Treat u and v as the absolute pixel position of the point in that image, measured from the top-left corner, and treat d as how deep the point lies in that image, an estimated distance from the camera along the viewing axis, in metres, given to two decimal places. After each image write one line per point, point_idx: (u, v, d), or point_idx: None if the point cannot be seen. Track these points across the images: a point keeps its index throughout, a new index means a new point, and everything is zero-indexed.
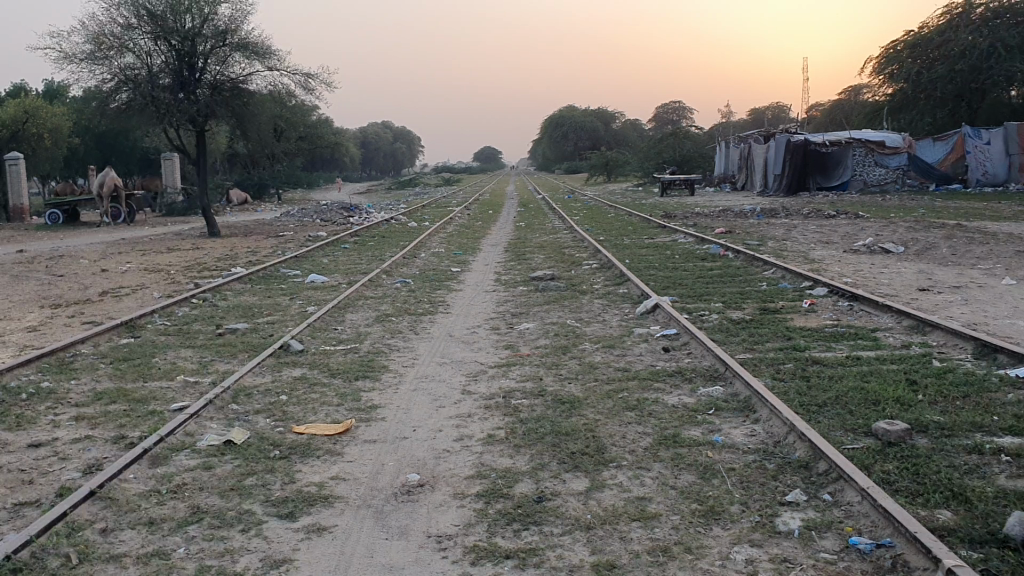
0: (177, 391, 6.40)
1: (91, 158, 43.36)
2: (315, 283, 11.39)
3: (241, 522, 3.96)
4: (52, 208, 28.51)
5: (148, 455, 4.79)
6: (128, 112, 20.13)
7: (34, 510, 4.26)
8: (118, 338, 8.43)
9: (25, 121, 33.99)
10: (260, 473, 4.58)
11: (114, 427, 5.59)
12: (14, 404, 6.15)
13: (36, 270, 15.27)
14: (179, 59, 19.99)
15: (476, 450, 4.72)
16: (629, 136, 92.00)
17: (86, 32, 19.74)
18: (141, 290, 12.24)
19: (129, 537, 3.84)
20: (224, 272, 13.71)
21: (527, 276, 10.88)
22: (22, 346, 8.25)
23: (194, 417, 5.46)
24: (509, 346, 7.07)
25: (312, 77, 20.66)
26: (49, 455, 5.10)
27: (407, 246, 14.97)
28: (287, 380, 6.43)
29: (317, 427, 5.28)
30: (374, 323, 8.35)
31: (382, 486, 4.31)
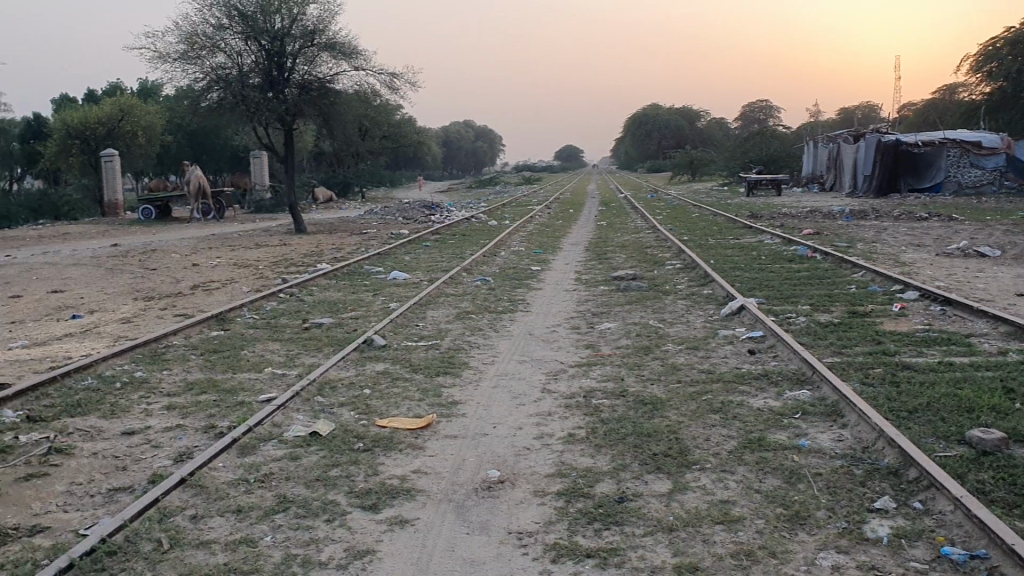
0: (265, 382, 6.56)
1: (183, 155, 44.77)
2: (397, 280, 11.54)
3: (326, 512, 4.04)
4: (146, 203, 29.48)
5: (238, 445, 4.94)
6: (219, 109, 20.75)
7: (128, 495, 4.43)
8: (209, 330, 8.68)
9: (120, 119, 35.41)
10: (345, 464, 4.67)
11: (204, 416, 5.76)
12: (110, 393, 6.40)
13: (131, 263, 15.78)
14: (269, 59, 20.51)
15: (556, 449, 4.71)
16: (714, 136, 90.73)
17: (180, 32, 20.43)
18: (230, 284, 12.58)
19: (218, 524, 3.95)
20: (309, 267, 14.03)
21: (608, 276, 10.79)
22: (117, 336, 8.58)
23: (282, 409, 5.60)
24: (590, 345, 7.04)
25: (397, 76, 20.97)
26: (142, 443, 5.29)
27: (488, 245, 15.03)
28: (370, 374, 6.53)
29: (399, 421, 5.35)
30: (455, 320, 8.43)
31: (463, 481, 4.34)
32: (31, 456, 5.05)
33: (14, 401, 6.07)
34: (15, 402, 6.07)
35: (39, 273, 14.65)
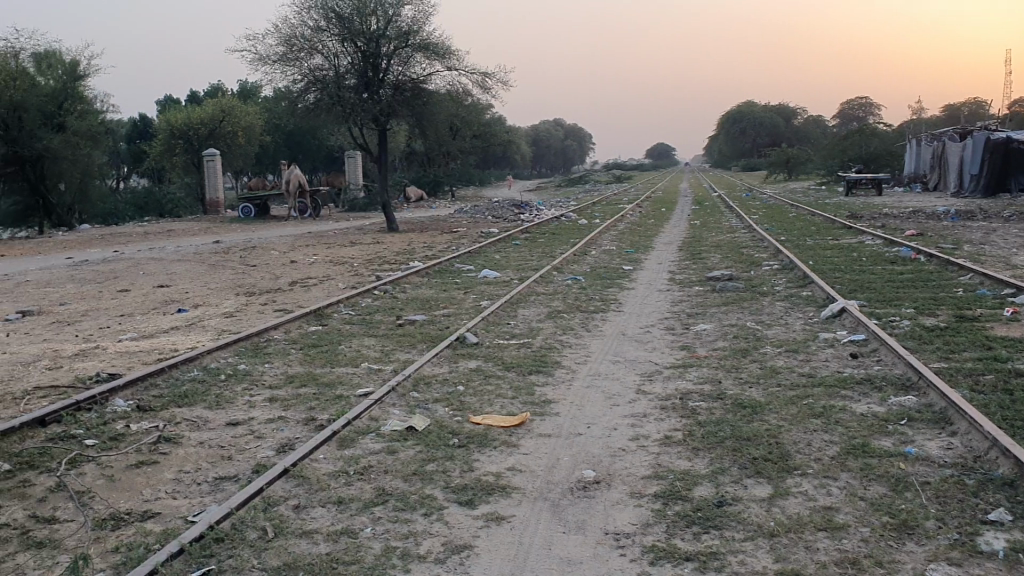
0: (362, 376, 6.70)
1: (281, 154, 45.95)
2: (488, 278, 11.62)
3: (423, 506, 4.09)
4: (246, 202, 30.38)
5: (337, 437, 5.05)
6: (316, 110, 21.25)
7: (233, 484, 4.57)
8: (307, 325, 8.90)
9: (221, 119, 36.50)
10: (441, 459, 4.72)
11: (304, 409, 5.90)
12: (214, 384, 6.62)
13: (231, 260, 16.27)
14: (364, 60, 20.88)
15: (653, 450, 4.67)
16: (810, 134, 88.58)
17: (279, 34, 20.96)
18: (327, 280, 12.86)
19: (320, 515, 4.04)
20: (403, 265, 14.22)
21: (703, 276, 10.67)
22: (221, 330, 8.88)
23: (379, 403, 5.70)
24: (685, 347, 6.97)
25: (490, 75, 21.09)
26: (246, 434, 5.44)
27: (579, 244, 14.99)
28: (463, 371, 6.58)
29: (493, 418, 5.37)
30: (546, 319, 8.43)
31: (558, 480, 4.34)
32: (142, 444, 5.26)
33: (125, 391, 6.33)
34: (126, 392, 6.34)
35: (146, 268, 15.23)
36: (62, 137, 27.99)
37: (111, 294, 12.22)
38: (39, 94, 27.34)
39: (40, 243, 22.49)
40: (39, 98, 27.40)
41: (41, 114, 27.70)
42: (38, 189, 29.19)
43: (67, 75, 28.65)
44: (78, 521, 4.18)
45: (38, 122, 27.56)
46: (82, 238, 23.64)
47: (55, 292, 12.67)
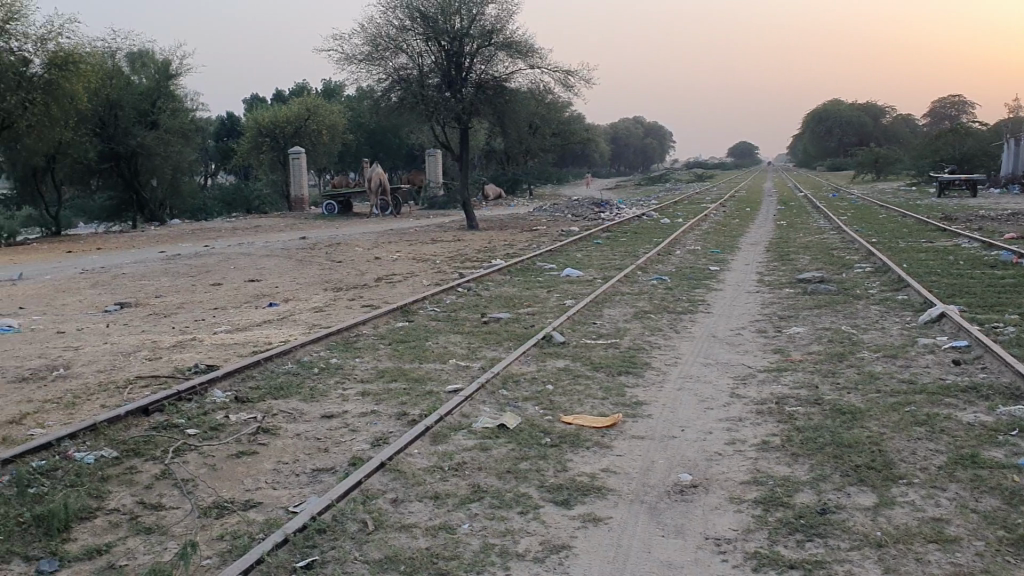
0: (450, 373, 6.73)
1: (363, 152, 46.63)
2: (571, 276, 11.60)
3: (519, 504, 4.09)
4: (329, 200, 30.96)
5: (430, 433, 5.10)
6: (398, 108, 21.57)
7: (331, 477, 4.66)
8: (394, 321, 9.02)
9: (307, 118, 37.19)
10: (534, 458, 4.71)
11: (397, 404, 5.96)
12: (308, 377, 6.76)
13: (317, 255, 16.61)
14: (447, 59, 21.04)
15: (751, 455, 4.60)
16: (900, 133, 86.06)
17: (365, 34, 21.35)
18: (411, 277, 13.01)
19: (417, 509, 4.08)
20: (485, 262, 14.30)
21: (793, 278, 10.46)
22: (312, 324, 9.06)
23: (469, 400, 5.73)
24: (779, 350, 6.85)
25: (572, 74, 21.03)
26: (340, 426, 5.54)
27: (663, 243, 14.85)
28: (551, 370, 6.56)
29: (585, 418, 5.32)
30: (634, 319, 8.36)
31: (654, 482, 4.30)
32: (241, 434, 5.40)
33: (223, 382, 6.50)
34: (224, 383, 6.50)
35: (237, 263, 15.62)
36: (156, 135, 28.89)
37: (204, 288, 12.57)
38: (134, 92, 28.22)
39: (135, 237, 23.22)
40: (135, 96, 28.29)
41: (136, 111, 28.58)
42: (132, 185, 30.20)
43: (160, 74, 29.48)
44: (184, 509, 4.32)
45: (133, 120, 28.47)
46: (173, 232, 24.40)
47: (151, 284, 13.08)
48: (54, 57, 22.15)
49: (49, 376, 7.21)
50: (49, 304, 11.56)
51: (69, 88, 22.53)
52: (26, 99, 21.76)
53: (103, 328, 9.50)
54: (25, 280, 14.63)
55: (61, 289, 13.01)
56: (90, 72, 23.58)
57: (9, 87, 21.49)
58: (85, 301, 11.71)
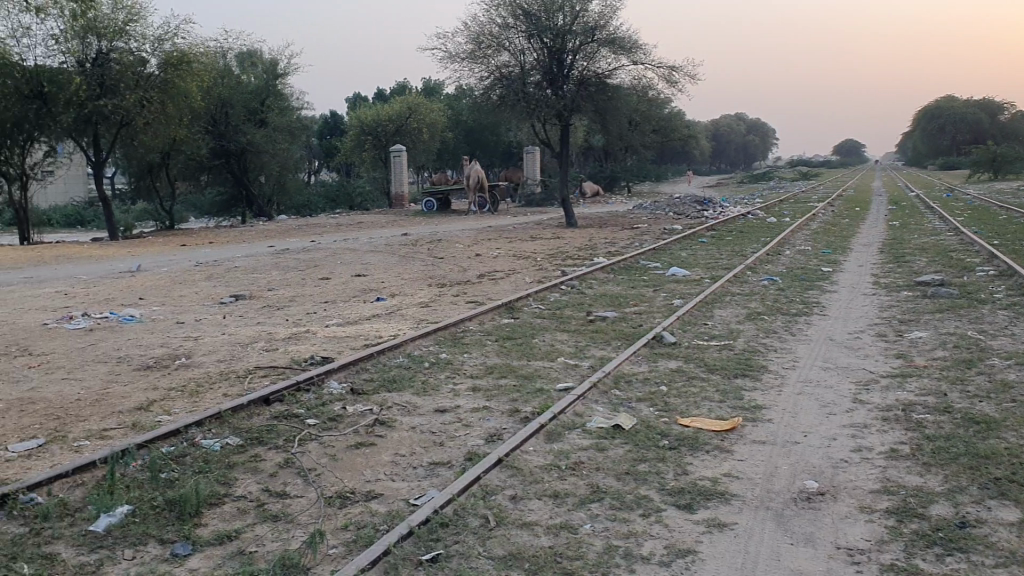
0: (560, 371, 6.70)
1: (463, 149, 47.07)
2: (677, 275, 11.45)
3: (640, 506, 4.04)
4: (429, 196, 31.37)
5: (545, 431, 5.08)
6: (500, 106, 21.64)
7: (448, 471, 4.70)
8: (500, 317, 9.06)
9: (408, 117, 37.69)
10: (653, 460, 4.64)
11: (509, 400, 5.97)
12: (419, 371, 6.84)
13: (421, 252, 16.83)
14: (550, 56, 21.02)
15: (878, 463, 4.45)
16: (1018, 130, 82.29)
17: (469, 32, 21.55)
18: (514, 274, 13.00)
19: (537, 507, 4.06)
20: (589, 260, 14.24)
21: (911, 281, 10.08)
22: (420, 319, 9.18)
23: (582, 399, 5.70)
24: (902, 354, 6.61)
25: (677, 70, 20.73)
26: (454, 421, 5.58)
27: (770, 243, 14.53)
28: (664, 371, 6.47)
29: (703, 420, 5.23)
30: (746, 321, 8.18)
31: (779, 489, 4.19)
32: (359, 426, 5.51)
33: (338, 373, 6.64)
34: (339, 375, 6.64)
35: (342, 258, 15.96)
36: (265, 132, 29.71)
37: (312, 282, 12.85)
38: (244, 92, 29.07)
39: (243, 232, 23.96)
40: (245, 96, 29.16)
41: (246, 110, 29.49)
42: (241, 181, 31.20)
43: (268, 73, 30.26)
44: (309, 499, 4.42)
45: (243, 118, 29.38)
46: (279, 228, 25.04)
47: (262, 278, 13.45)
48: (169, 58, 22.99)
49: (172, 365, 7.48)
50: (168, 295, 12.01)
51: (183, 87, 23.36)
52: (144, 98, 22.68)
53: (220, 319, 9.81)
54: (144, 272, 15.26)
55: (178, 281, 13.50)
56: (204, 71, 24.39)
57: (128, 86, 22.44)
58: (202, 292, 12.12)
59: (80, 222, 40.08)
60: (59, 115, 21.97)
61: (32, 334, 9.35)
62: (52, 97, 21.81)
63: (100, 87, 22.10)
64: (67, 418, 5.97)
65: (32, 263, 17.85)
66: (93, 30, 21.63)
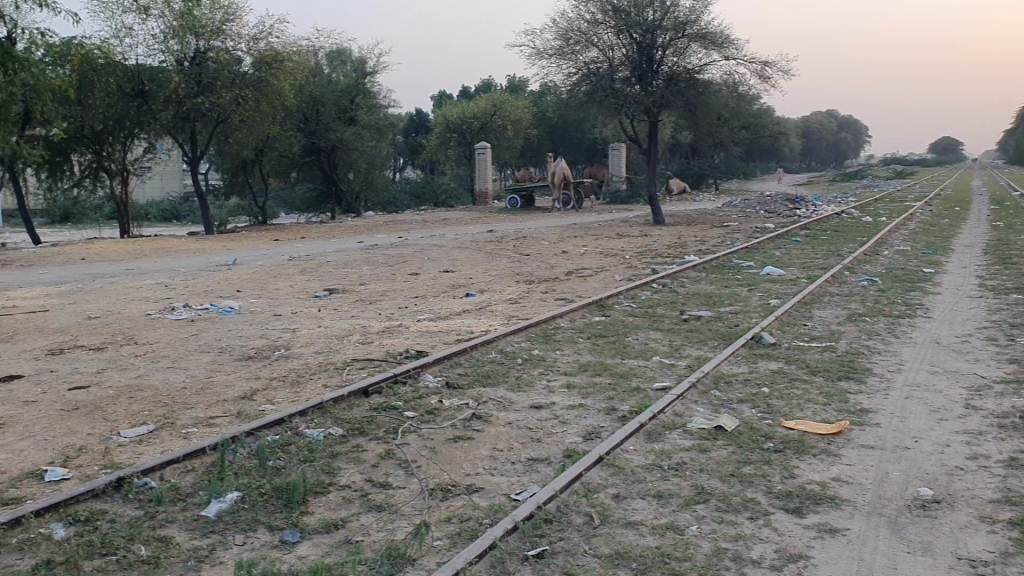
0: (656, 370, 6.62)
1: (548, 146, 47.06)
2: (772, 275, 11.22)
3: (748, 509, 3.96)
4: (513, 193, 31.48)
5: (645, 431, 5.02)
6: (587, 102, 21.53)
7: (547, 468, 4.69)
8: (591, 315, 9.03)
9: (493, 114, 37.80)
10: (758, 463, 4.55)
11: (605, 398, 5.94)
12: (513, 367, 6.85)
13: (508, 248, 16.89)
14: (639, 51, 20.84)
15: (997, 472, 4.27)
16: None
17: (557, 28, 21.53)
18: (602, 272, 12.92)
19: (642, 507, 4.03)
20: (679, 258, 14.09)
21: (1021, 284, 9.69)
22: (511, 315, 9.21)
23: (681, 399, 5.62)
24: (1015, 360, 6.36)
25: (770, 65, 20.32)
26: (551, 418, 5.57)
27: (868, 243, 14.14)
28: (765, 372, 6.35)
29: (808, 424, 5.11)
30: (847, 322, 7.97)
31: (891, 495, 4.06)
32: (457, 420, 5.54)
33: (434, 367, 6.71)
34: (435, 369, 6.71)
35: (430, 253, 16.12)
36: (354, 130, 30.16)
37: (403, 277, 13.00)
38: (335, 90, 29.60)
39: (333, 227, 24.40)
40: (335, 94, 29.66)
41: (337, 108, 30.05)
42: (331, 177, 31.82)
43: (357, 71, 30.64)
44: (412, 490, 4.48)
45: (333, 116, 29.92)
46: (368, 223, 25.43)
47: (353, 272, 13.66)
48: (264, 56, 23.43)
49: (271, 356, 7.65)
50: (263, 288, 12.30)
51: (277, 85, 23.79)
52: (239, 96, 23.22)
53: (314, 312, 10.00)
54: (238, 266, 15.65)
55: (272, 274, 13.80)
56: (297, 69, 24.80)
57: (224, 84, 23.01)
58: (296, 286, 12.36)
59: (175, 216, 41.34)
60: (158, 113, 22.72)
61: (138, 324, 9.66)
62: (151, 95, 22.72)
63: (198, 85, 22.75)
64: (174, 406, 6.15)
65: (133, 256, 18.47)
66: (191, 29, 22.22)
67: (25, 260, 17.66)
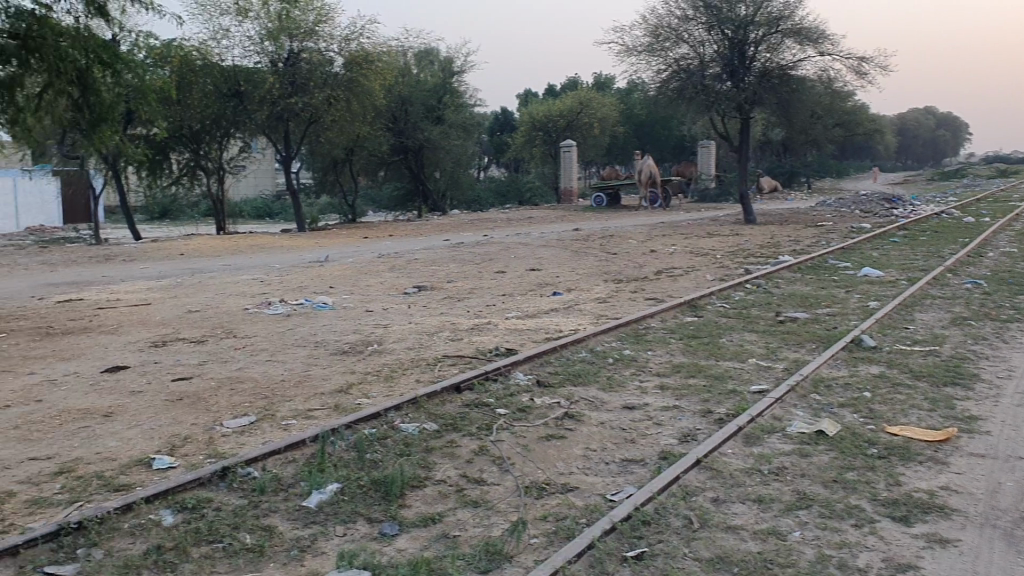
0: (752, 372, 6.52)
1: (635, 144, 46.80)
2: (870, 276, 10.93)
3: (852, 516, 3.86)
4: (598, 192, 31.28)
5: (743, 434, 4.94)
6: (677, 99, 21.36)
7: (643, 469, 4.66)
8: (684, 315, 8.94)
9: (579, 112, 37.67)
10: (861, 468, 4.43)
11: (700, 400, 5.87)
12: (604, 367, 6.83)
13: (594, 247, 16.84)
14: (731, 48, 20.50)
15: None
16: None
17: (647, 25, 21.39)
18: (692, 271, 12.77)
19: (742, 511, 3.96)
20: (772, 258, 13.84)
21: None
22: (601, 314, 9.19)
23: (779, 403, 5.52)
24: None
25: (867, 60, 19.77)
26: (644, 419, 5.53)
27: (971, 244, 13.66)
28: (866, 376, 6.18)
29: (914, 430, 4.95)
30: (952, 326, 7.71)
31: (1005, 507, 3.91)
32: (549, 418, 5.55)
33: (524, 365, 6.74)
34: (525, 367, 6.74)
35: (517, 252, 16.18)
36: (441, 129, 30.47)
37: (490, 275, 13.06)
38: (423, 90, 30.01)
39: (422, 225, 24.69)
40: (423, 94, 30.06)
41: (425, 108, 30.42)
42: (418, 176, 32.20)
43: (445, 70, 30.93)
44: (507, 487, 4.51)
45: (421, 115, 30.31)
46: (456, 222, 25.67)
47: (441, 270, 13.79)
48: (354, 57, 23.73)
49: (365, 350, 7.78)
50: (355, 284, 12.53)
51: (367, 85, 24.11)
52: (331, 96, 23.62)
53: (405, 308, 10.15)
54: (330, 262, 15.97)
55: (363, 271, 14.04)
56: (387, 69, 25.10)
57: (316, 84, 23.49)
58: (385, 283, 12.57)
59: (267, 214, 42.38)
60: (253, 112, 23.39)
61: (237, 318, 9.95)
62: (247, 95, 23.41)
63: (292, 86, 23.29)
64: (274, 398, 6.32)
65: (228, 252, 19.06)
66: (286, 31, 22.70)
67: (128, 255, 18.35)
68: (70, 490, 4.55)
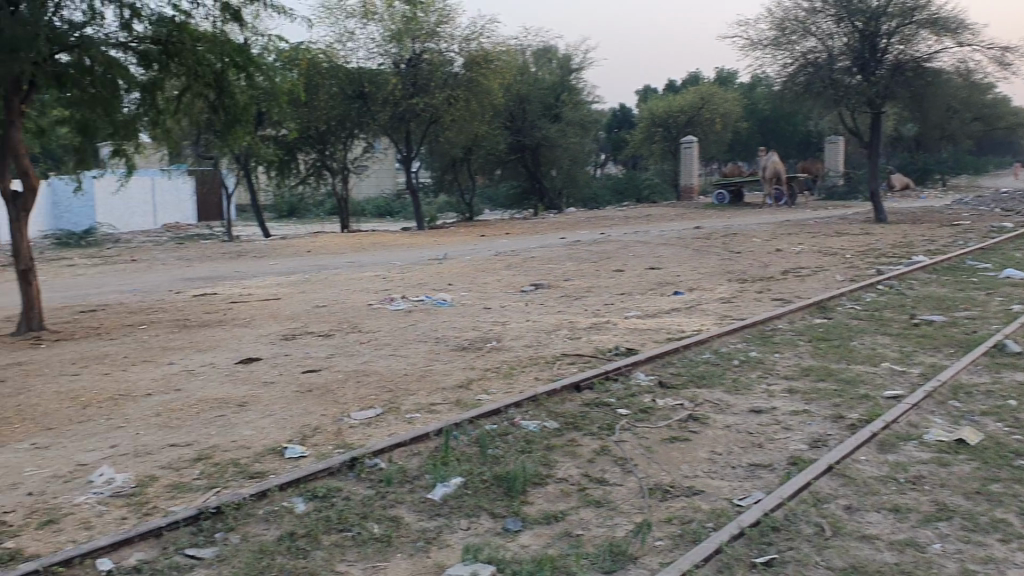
0: (886, 377, 6.27)
1: (757, 141, 45.78)
2: (1013, 278, 10.37)
3: (998, 530, 3.67)
4: (720, 188, 30.82)
5: (877, 440, 4.76)
6: (804, 94, 20.88)
7: (770, 474, 4.55)
8: (811, 316, 8.68)
9: (700, 108, 37.07)
10: (1007, 480, 4.20)
11: (830, 404, 5.68)
12: (728, 368, 6.69)
13: (715, 245, 16.54)
14: (862, 40, 19.74)
15: None
16: None
17: (773, 18, 20.84)
18: (819, 271, 12.41)
19: (878, 520, 3.82)
20: (905, 258, 13.33)
21: None
22: (724, 314, 9.01)
23: (916, 409, 5.29)
24: None
25: (1010, 50, 18.75)
26: (772, 423, 5.38)
27: None
28: (1011, 383, 5.85)
29: None
30: None
31: None
32: (672, 420, 5.48)
33: (646, 365, 6.67)
34: (646, 367, 6.67)
35: (636, 250, 16.04)
36: (559, 127, 30.52)
37: (609, 274, 12.99)
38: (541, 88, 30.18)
39: (540, 223, 24.80)
40: (540, 92, 30.24)
41: (543, 106, 30.58)
42: (535, 174, 32.34)
43: (562, 68, 30.96)
44: (631, 487, 4.47)
45: (539, 114, 30.46)
46: (574, 220, 25.66)
47: (559, 268, 13.82)
48: (474, 57, 23.97)
49: (485, 347, 7.85)
50: (474, 282, 12.67)
51: (487, 85, 24.30)
52: (451, 97, 23.97)
53: (524, 306, 10.21)
54: (449, 259, 16.20)
55: (481, 269, 14.18)
56: (507, 69, 25.31)
57: (437, 85, 23.91)
58: (504, 280, 12.67)
59: (388, 212, 43.25)
60: (377, 113, 24.01)
61: (361, 313, 10.20)
62: (371, 97, 23.97)
63: (414, 86, 23.80)
64: (398, 392, 6.45)
65: (351, 249, 19.59)
66: (409, 33, 23.11)
67: (259, 252, 19.06)
68: (209, 476, 4.75)
